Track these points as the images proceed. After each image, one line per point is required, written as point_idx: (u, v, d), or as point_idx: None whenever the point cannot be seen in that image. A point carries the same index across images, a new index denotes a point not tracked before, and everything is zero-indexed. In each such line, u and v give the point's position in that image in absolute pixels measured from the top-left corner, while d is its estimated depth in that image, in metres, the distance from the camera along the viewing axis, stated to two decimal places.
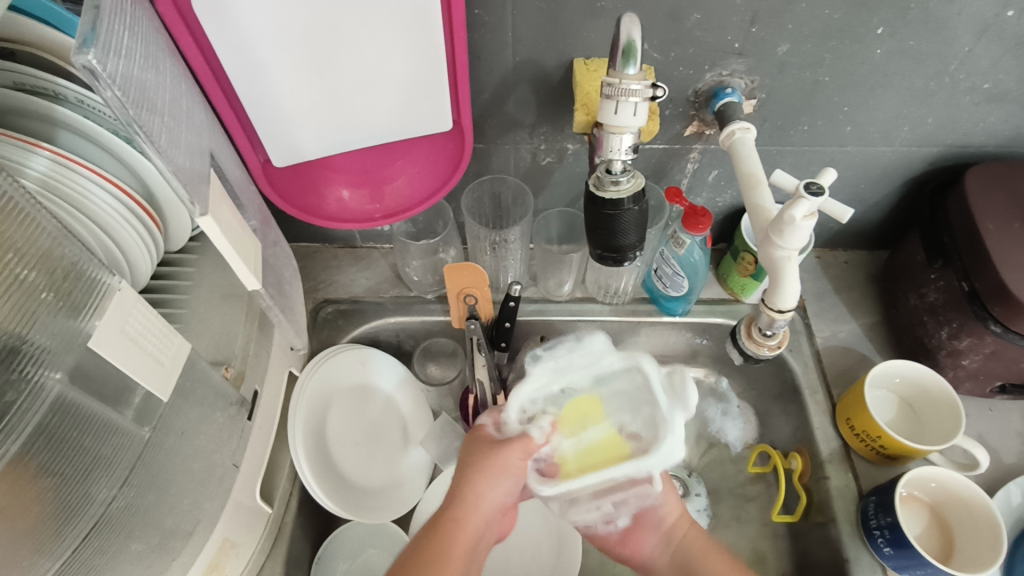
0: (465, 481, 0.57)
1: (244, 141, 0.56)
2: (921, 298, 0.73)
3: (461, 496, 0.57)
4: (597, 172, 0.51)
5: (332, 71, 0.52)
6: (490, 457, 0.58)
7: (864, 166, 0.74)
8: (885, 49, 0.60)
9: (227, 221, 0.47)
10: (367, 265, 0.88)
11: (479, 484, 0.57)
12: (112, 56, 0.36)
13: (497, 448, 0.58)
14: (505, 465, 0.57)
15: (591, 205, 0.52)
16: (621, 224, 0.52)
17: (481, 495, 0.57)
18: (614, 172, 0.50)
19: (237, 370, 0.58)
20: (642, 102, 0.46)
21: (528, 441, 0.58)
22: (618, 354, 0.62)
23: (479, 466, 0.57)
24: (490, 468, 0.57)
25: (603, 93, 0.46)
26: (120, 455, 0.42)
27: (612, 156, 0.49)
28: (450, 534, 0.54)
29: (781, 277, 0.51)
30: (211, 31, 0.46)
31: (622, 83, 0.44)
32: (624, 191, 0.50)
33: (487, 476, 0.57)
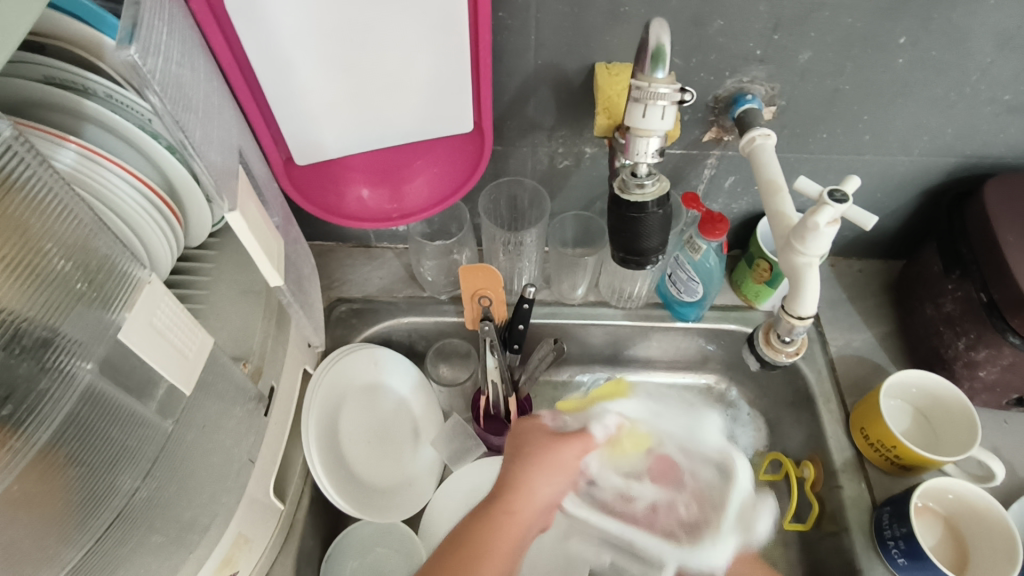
0: (523, 472, 0.59)
1: (268, 139, 0.57)
2: (938, 309, 0.73)
3: (518, 488, 0.57)
4: (624, 174, 0.51)
5: (359, 71, 0.53)
6: (551, 451, 0.60)
7: (882, 176, 0.74)
8: (907, 58, 0.60)
9: (254, 217, 0.47)
10: (381, 265, 0.88)
11: (538, 476, 0.59)
12: (152, 53, 0.36)
13: (555, 441, 0.61)
14: (562, 462, 0.60)
15: (615, 208, 0.52)
16: (644, 228, 0.51)
17: (538, 488, 0.58)
18: (640, 175, 0.50)
19: (255, 365, 0.58)
20: (670, 106, 0.45)
21: (588, 439, 0.62)
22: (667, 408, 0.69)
23: (539, 458, 0.60)
24: (547, 462, 0.60)
25: (630, 96, 0.46)
26: (145, 448, 0.42)
27: (638, 159, 0.49)
28: (506, 524, 0.55)
29: (802, 283, 0.51)
30: (242, 29, 0.47)
31: (650, 86, 0.44)
32: (649, 194, 0.50)
33: (545, 470, 0.59)
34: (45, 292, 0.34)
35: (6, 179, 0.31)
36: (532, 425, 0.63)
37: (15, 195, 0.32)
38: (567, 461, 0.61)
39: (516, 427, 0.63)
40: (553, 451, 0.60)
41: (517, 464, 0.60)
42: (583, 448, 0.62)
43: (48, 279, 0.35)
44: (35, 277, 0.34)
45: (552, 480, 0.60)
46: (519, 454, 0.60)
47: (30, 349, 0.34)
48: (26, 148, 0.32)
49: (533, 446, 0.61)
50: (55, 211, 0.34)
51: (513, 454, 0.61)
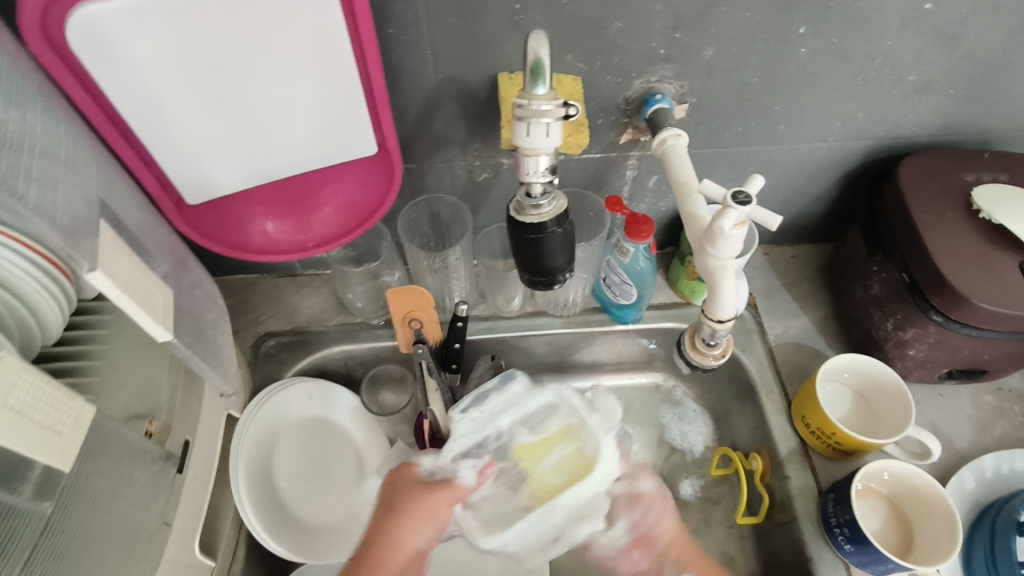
0: (384, 528, 0.60)
1: (153, 182, 0.53)
2: (866, 291, 0.73)
3: (382, 545, 0.59)
4: (517, 196, 0.48)
5: (239, 102, 0.49)
6: (416, 503, 0.61)
7: (801, 164, 0.74)
8: (810, 47, 0.60)
9: (132, 270, 0.43)
10: (309, 293, 0.85)
11: (406, 530, 0.60)
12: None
13: (424, 491, 0.62)
14: (430, 511, 0.61)
15: (514, 230, 0.49)
16: (546, 247, 0.48)
17: (405, 537, 0.59)
18: (535, 195, 0.47)
19: (163, 422, 0.54)
20: (555, 123, 0.43)
21: (455, 488, 0.63)
22: (538, 392, 0.70)
23: (405, 510, 0.61)
24: (417, 510, 0.61)
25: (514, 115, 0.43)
26: (18, 535, 0.39)
27: (529, 179, 0.46)
28: None
29: (718, 286, 0.49)
30: (95, 70, 0.43)
31: (532, 104, 0.41)
32: (545, 214, 0.47)
33: (411, 521, 0.60)
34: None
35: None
36: (403, 474, 0.65)
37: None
38: (431, 509, 0.61)
39: (390, 473, 0.66)
40: (400, 508, 0.61)
41: (384, 518, 0.61)
42: (452, 495, 0.63)
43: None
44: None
45: (423, 529, 0.60)
46: (382, 513, 0.61)
47: None
48: None
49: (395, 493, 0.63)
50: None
51: (383, 513, 0.61)
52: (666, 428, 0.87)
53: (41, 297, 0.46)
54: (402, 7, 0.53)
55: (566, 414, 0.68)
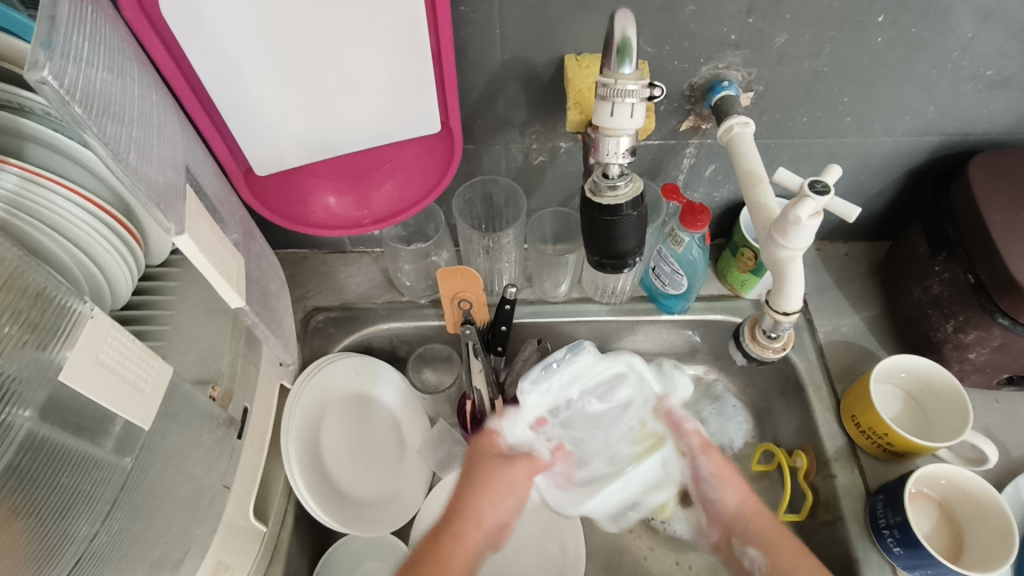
0: (467, 496, 0.60)
1: (224, 150, 0.54)
2: (925, 291, 0.71)
3: (466, 512, 0.59)
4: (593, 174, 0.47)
5: (314, 76, 0.50)
6: (498, 475, 0.62)
7: (864, 158, 0.73)
8: (886, 37, 0.58)
9: (212, 237, 0.44)
10: (357, 271, 0.86)
11: (479, 506, 0.60)
12: (73, 54, 0.34)
13: (504, 465, 0.63)
14: (510, 484, 0.63)
15: (588, 211, 0.48)
16: (620, 231, 0.48)
17: (485, 510, 0.60)
18: (611, 176, 0.47)
19: (224, 389, 0.56)
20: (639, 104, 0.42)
21: (533, 460, 0.66)
22: (604, 360, 0.71)
23: (485, 482, 0.61)
24: (496, 485, 0.62)
25: (597, 94, 0.43)
26: (100, 489, 0.40)
27: (608, 160, 0.46)
28: (450, 541, 0.57)
29: (786, 278, 0.49)
30: (183, 36, 0.44)
31: (617, 82, 0.41)
32: (621, 195, 0.46)
33: (491, 493, 0.61)
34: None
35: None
36: (485, 442, 0.65)
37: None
38: (500, 481, 0.62)
39: (470, 443, 0.66)
40: (476, 482, 0.61)
41: (461, 491, 0.61)
42: (531, 468, 0.65)
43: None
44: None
45: (497, 501, 0.61)
46: (462, 485, 0.62)
47: None
48: None
49: (473, 464, 0.63)
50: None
51: (460, 485, 0.62)
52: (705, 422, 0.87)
53: (105, 253, 0.47)
54: None
55: (634, 383, 0.72)
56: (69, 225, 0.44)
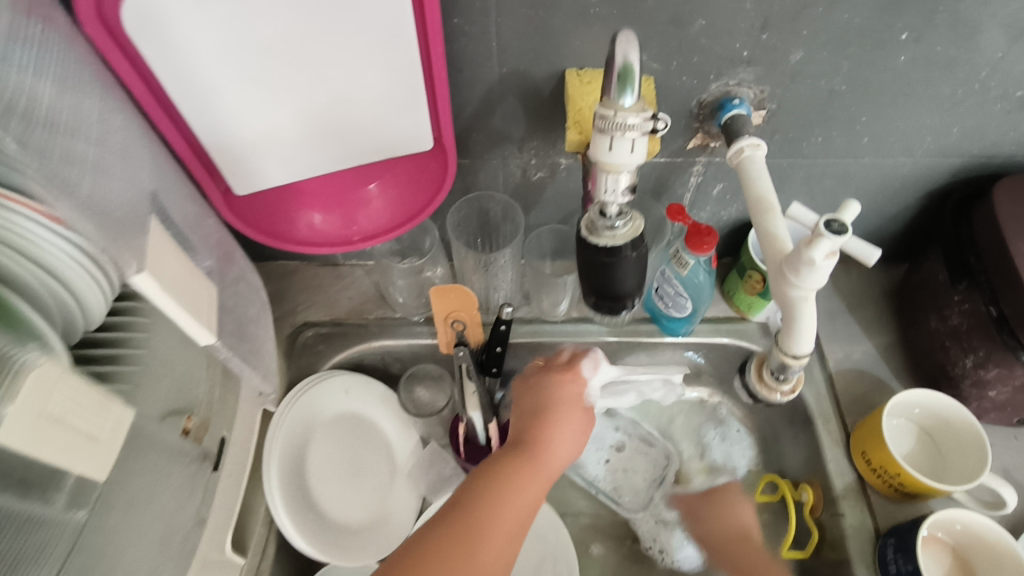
0: (553, 431, 0.60)
1: (202, 171, 0.50)
2: (943, 321, 0.68)
3: (552, 445, 0.59)
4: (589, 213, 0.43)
5: (294, 92, 0.47)
6: (575, 416, 0.63)
7: (881, 179, 0.69)
8: (910, 55, 0.54)
9: (178, 270, 0.40)
10: (349, 285, 0.83)
11: (547, 430, 0.60)
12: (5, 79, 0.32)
13: (582, 409, 0.64)
14: (584, 429, 0.63)
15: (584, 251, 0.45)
16: (618, 273, 0.44)
17: (567, 448, 0.60)
18: (610, 215, 0.43)
19: (201, 419, 0.53)
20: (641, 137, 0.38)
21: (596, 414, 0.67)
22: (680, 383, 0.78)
23: (565, 420, 0.62)
24: (575, 426, 0.62)
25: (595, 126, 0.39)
26: (51, 545, 0.38)
27: (606, 198, 0.41)
28: (535, 470, 0.56)
29: (797, 319, 0.45)
30: (149, 53, 0.40)
31: (617, 115, 0.37)
32: (621, 236, 0.43)
33: (569, 432, 0.61)
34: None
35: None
36: (566, 383, 0.65)
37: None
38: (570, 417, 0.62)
39: (547, 376, 0.66)
40: (547, 411, 0.62)
41: (541, 423, 0.61)
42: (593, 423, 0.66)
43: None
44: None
45: (570, 432, 0.62)
46: (529, 415, 0.62)
47: None
48: None
49: (539, 396, 0.64)
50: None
51: (535, 413, 0.62)
52: (708, 448, 0.83)
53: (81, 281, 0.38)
54: None
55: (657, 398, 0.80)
56: (44, 252, 0.36)
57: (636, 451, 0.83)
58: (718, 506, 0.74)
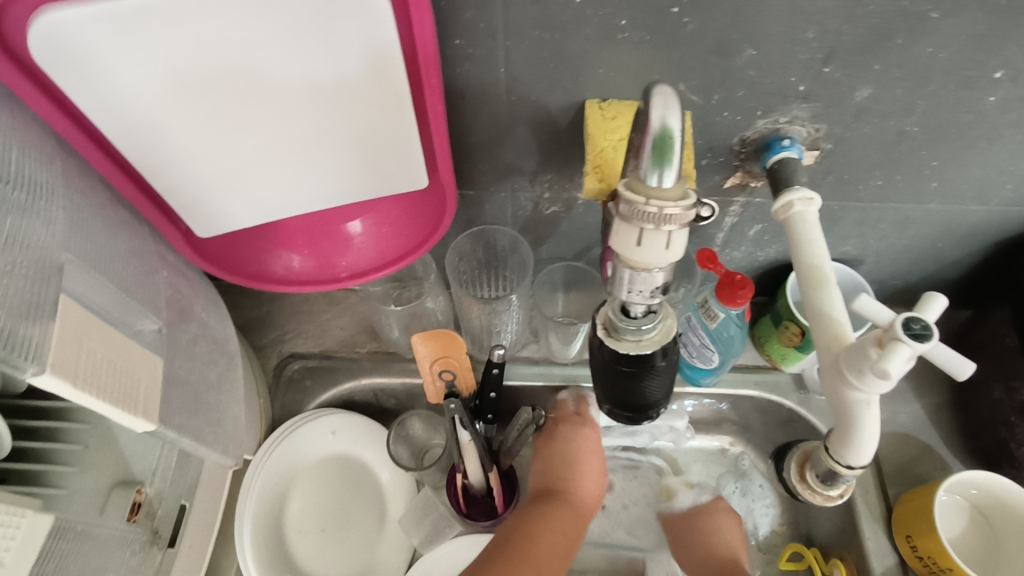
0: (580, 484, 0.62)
1: (156, 214, 0.43)
2: (1009, 394, 0.59)
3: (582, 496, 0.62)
4: (612, 310, 0.35)
5: (260, 130, 0.39)
6: (599, 460, 0.66)
7: (945, 226, 0.60)
8: (1002, 95, 0.45)
9: (102, 352, 0.33)
10: (342, 312, 0.76)
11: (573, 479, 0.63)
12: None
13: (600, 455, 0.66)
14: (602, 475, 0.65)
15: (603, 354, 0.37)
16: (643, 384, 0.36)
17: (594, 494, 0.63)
18: (635, 316, 0.35)
19: (155, 490, 0.46)
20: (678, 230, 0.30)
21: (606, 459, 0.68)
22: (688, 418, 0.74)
23: (593, 468, 0.64)
24: (598, 474, 0.64)
25: (618, 213, 0.30)
26: None
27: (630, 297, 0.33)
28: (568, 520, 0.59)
29: (858, 425, 0.37)
30: (71, 87, 0.33)
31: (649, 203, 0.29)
32: (648, 341, 0.35)
33: (594, 477, 0.64)
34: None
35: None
36: (582, 433, 0.66)
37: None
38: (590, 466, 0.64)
39: (565, 428, 0.67)
40: (570, 459, 0.64)
41: (568, 475, 0.63)
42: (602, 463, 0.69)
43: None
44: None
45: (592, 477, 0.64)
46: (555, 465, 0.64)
47: None
48: None
49: (562, 446, 0.66)
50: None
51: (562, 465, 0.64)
52: None
53: None
54: (473, 15, 0.41)
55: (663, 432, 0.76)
56: None
57: (626, 481, 0.76)
58: (706, 522, 0.68)
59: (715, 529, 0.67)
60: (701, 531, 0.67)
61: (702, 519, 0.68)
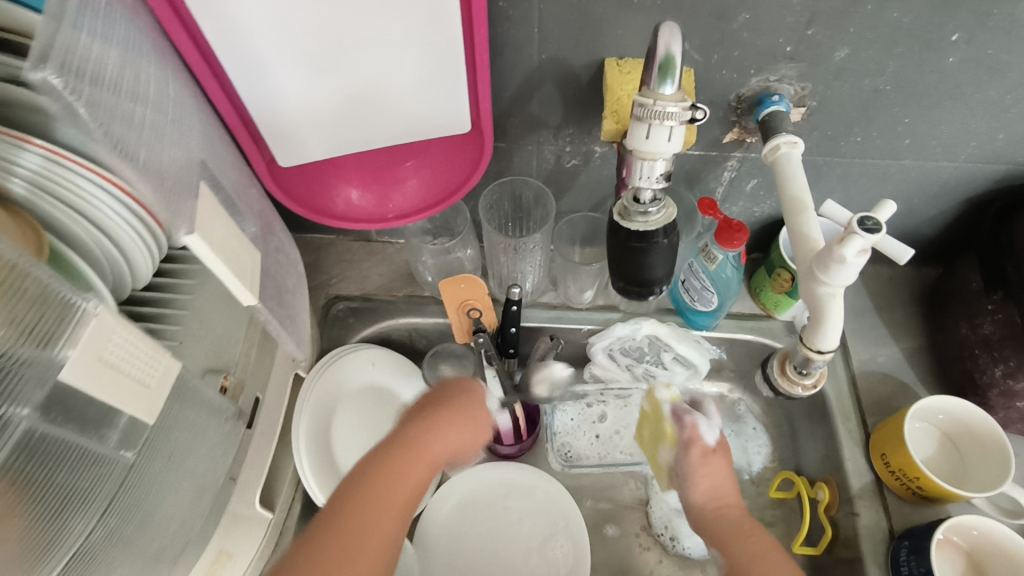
0: (429, 430, 0.56)
1: (247, 140, 0.52)
2: (974, 329, 0.67)
3: (423, 439, 0.55)
4: (624, 199, 0.46)
5: (342, 71, 0.48)
6: (468, 408, 0.59)
7: (920, 182, 0.67)
8: (959, 57, 0.53)
9: (226, 234, 0.44)
10: (380, 261, 0.85)
11: (443, 429, 0.57)
12: (82, 33, 0.34)
13: (475, 405, 0.60)
14: (473, 419, 0.59)
15: (616, 236, 0.47)
16: (649, 259, 0.47)
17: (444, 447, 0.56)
18: (643, 202, 0.45)
19: (237, 379, 0.55)
20: (678, 126, 0.40)
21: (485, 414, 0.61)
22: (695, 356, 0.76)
23: (457, 419, 0.58)
24: (464, 423, 0.58)
25: (633, 114, 0.40)
26: (100, 487, 0.38)
27: (640, 184, 0.43)
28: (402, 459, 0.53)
29: (824, 315, 0.46)
30: (207, 25, 0.42)
31: (656, 104, 0.38)
32: (653, 223, 0.45)
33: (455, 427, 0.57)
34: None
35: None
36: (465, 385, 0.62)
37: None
38: (477, 417, 0.59)
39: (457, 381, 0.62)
40: (454, 410, 0.58)
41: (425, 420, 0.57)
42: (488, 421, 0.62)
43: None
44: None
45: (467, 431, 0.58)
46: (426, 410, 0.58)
47: None
48: None
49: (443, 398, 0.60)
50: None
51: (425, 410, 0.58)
52: None
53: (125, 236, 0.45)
54: None
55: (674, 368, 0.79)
56: None
57: (618, 409, 0.85)
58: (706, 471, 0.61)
59: (706, 477, 0.60)
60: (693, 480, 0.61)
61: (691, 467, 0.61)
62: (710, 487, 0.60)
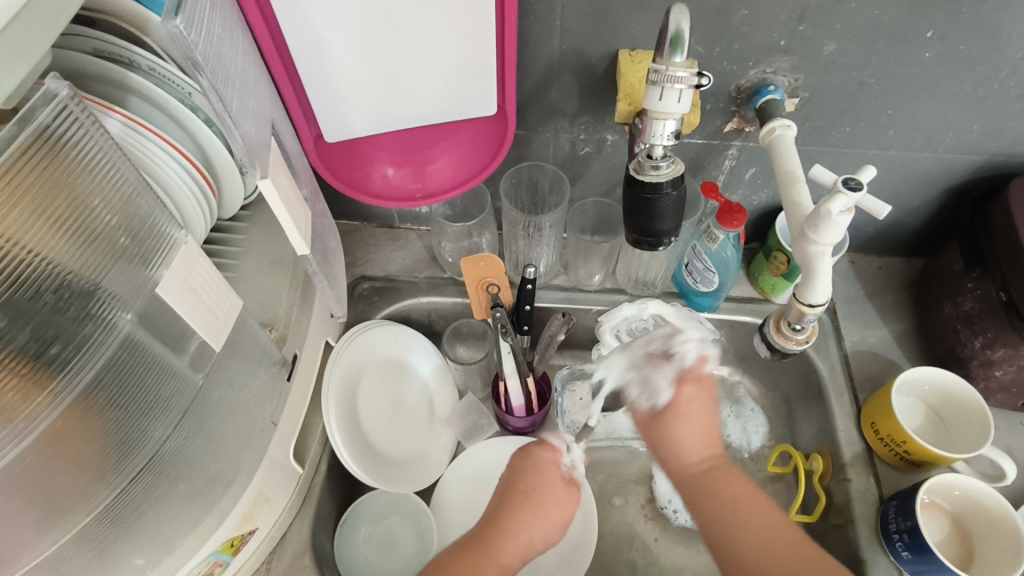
0: (509, 518, 0.59)
1: (300, 114, 0.59)
2: (956, 307, 0.72)
3: (503, 531, 0.58)
4: (639, 156, 0.54)
5: (389, 51, 0.55)
6: (539, 478, 0.62)
7: (905, 171, 0.74)
8: (934, 52, 0.60)
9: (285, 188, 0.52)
10: (403, 246, 0.91)
11: (529, 525, 0.59)
12: (197, 26, 0.40)
13: (561, 486, 0.63)
14: (544, 505, 0.61)
15: (631, 188, 0.55)
16: (658, 209, 0.55)
17: (527, 532, 0.59)
18: (655, 157, 0.54)
19: (280, 332, 0.60)
20: (687, 90, 0.48)
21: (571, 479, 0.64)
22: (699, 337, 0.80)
23: (535, 503, 0.60)
24: (545, 510, 0.60)
25: (648, 80, 0.49)
26: (176, 398, 0.45)
27: (654, 142, 0.52)
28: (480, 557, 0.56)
29: (814, 271, 0.51)
30: (279, 6, 0.49)
31: (668, 69, 0.47)
32: (663, 175, 0.53)
33: (532, 518, 0.59)
34: (6, 219, 0.31)
35: (27, 116, 0.31)
36: (541, 453, 0.64)
37: (17, 122, 0.31)
38: (553, 507, 0.61)
39: (535, 451, 0.65)
40: (532, 506, 0.60)
41: (504, 505, 0.60)
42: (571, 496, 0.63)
43: (30, 199, 0.32)
44: (2, 196, 0.31)
45: (549, 524, 0.61)
46: (514, 494, 0.61)
47: (75, 300, 0.36)
48: (80, 108, 0.34)
49: (517, 480, 0.62)
50: (53, 144, 0.33)
51: (507, 497, 0.61)
52: (723, 424, 0.87)
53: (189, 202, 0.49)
54: None
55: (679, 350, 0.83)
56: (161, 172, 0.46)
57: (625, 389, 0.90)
58: (673, 429, 0.63)
59: (694, 419, 0.63)
60: (676, 427, 0.62)
61: (675, 412, 0.63)
62: (699, 431, 0.62)
